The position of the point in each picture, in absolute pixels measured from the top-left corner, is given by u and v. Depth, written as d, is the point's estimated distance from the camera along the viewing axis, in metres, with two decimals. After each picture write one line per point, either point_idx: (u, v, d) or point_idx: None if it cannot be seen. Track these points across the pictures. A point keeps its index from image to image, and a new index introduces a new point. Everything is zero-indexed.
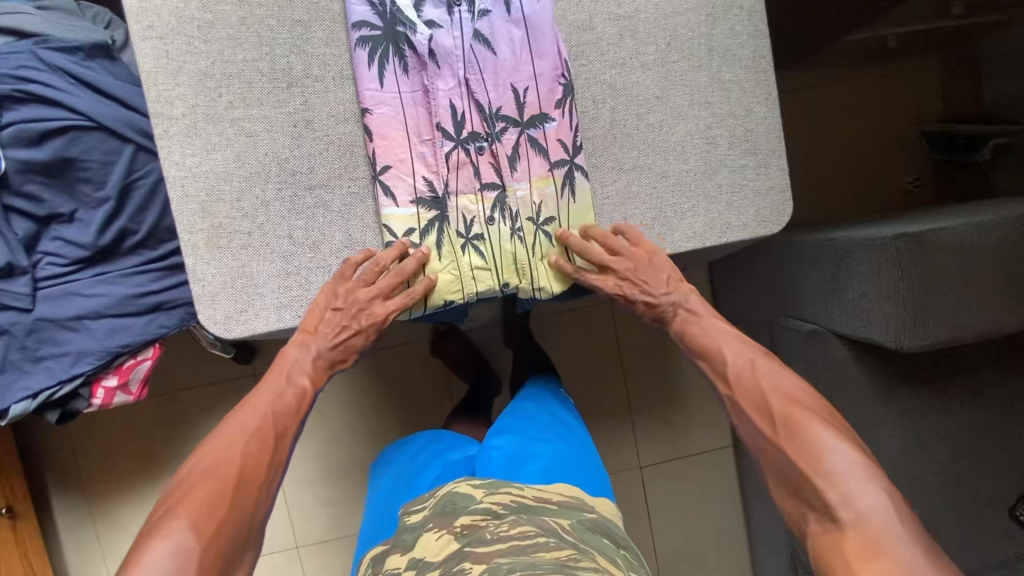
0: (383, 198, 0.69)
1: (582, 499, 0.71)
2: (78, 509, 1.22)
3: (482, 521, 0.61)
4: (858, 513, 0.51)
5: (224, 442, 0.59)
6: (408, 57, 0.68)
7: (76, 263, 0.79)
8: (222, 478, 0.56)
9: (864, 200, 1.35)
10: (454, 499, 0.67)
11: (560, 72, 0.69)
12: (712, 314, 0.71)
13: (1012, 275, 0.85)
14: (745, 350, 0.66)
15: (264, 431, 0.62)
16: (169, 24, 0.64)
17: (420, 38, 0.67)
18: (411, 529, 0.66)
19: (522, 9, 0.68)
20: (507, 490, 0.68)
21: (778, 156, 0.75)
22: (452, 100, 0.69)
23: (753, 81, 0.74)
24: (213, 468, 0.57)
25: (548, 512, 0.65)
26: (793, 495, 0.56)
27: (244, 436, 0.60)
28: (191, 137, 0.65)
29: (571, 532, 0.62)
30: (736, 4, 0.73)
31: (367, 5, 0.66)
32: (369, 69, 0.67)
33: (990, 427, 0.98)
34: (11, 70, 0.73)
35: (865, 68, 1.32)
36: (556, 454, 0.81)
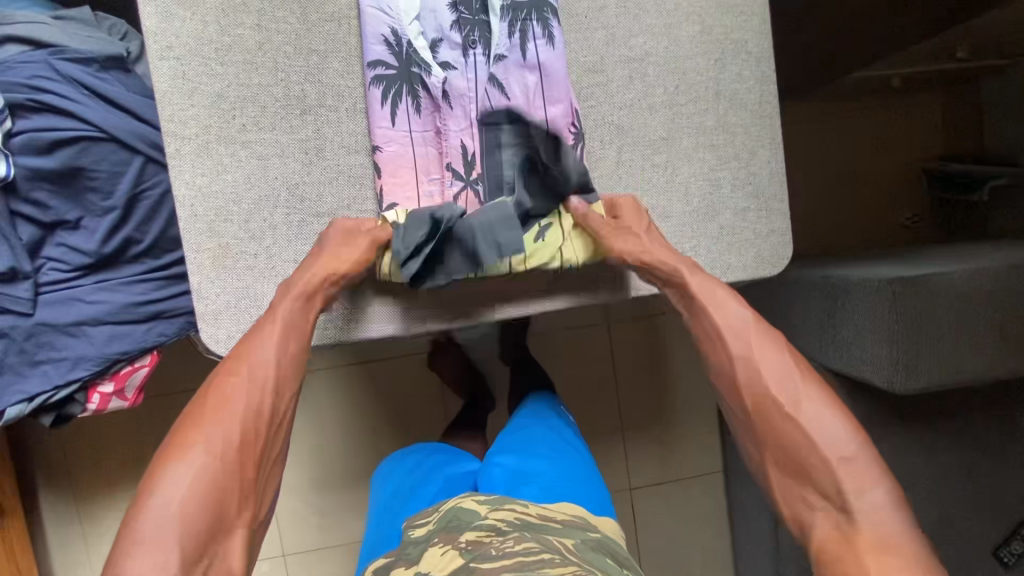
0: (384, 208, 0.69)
1: (586, 519, 0.70)
2: (64, 509, 1.22)
3: (487, 538, 0.60)
4: (870, 504, 0.50)
5: (210, 437, 0.51)
6: (421, 98, 0.70)
7: (79, 270, 0.80)
8: (218, 482, 0.49)
9: (863, 233, 1.36)
10: (457, 514, 0.67)
11: (572, 120, 0.71)
12: (712, 287, 0.64)
13: (1006, 324, 0.86)
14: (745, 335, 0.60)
15: (255, 414, 0.54)
16: (187, 45, 0.65)
17: (434, 80, 0.70)
18: (414, 543, 0.66)
19: (538, 56, 0.69)
20: (512, 507, 0.67)
21: (780, 201, 0.76)
22: (463, 140, 0.71)
23: (758, 125, 0.75)
24: (206, 471, 0.49)
25: (552, 531, 0.63)
26: (797, 480, 0.53)
27: (237, 404, 0.53)
28: (203, 157, 0.66)
29: (575, 552, 0.60)
30: (744, 50, 0.74)
31: (384, 45, 0.68)
32: (382, 108, 0.69)
33: (977, 470, 0.99)
34: (25, 80, 0.73)
35: (868, 105, 1.35)
36: (559, 472, 0.81)
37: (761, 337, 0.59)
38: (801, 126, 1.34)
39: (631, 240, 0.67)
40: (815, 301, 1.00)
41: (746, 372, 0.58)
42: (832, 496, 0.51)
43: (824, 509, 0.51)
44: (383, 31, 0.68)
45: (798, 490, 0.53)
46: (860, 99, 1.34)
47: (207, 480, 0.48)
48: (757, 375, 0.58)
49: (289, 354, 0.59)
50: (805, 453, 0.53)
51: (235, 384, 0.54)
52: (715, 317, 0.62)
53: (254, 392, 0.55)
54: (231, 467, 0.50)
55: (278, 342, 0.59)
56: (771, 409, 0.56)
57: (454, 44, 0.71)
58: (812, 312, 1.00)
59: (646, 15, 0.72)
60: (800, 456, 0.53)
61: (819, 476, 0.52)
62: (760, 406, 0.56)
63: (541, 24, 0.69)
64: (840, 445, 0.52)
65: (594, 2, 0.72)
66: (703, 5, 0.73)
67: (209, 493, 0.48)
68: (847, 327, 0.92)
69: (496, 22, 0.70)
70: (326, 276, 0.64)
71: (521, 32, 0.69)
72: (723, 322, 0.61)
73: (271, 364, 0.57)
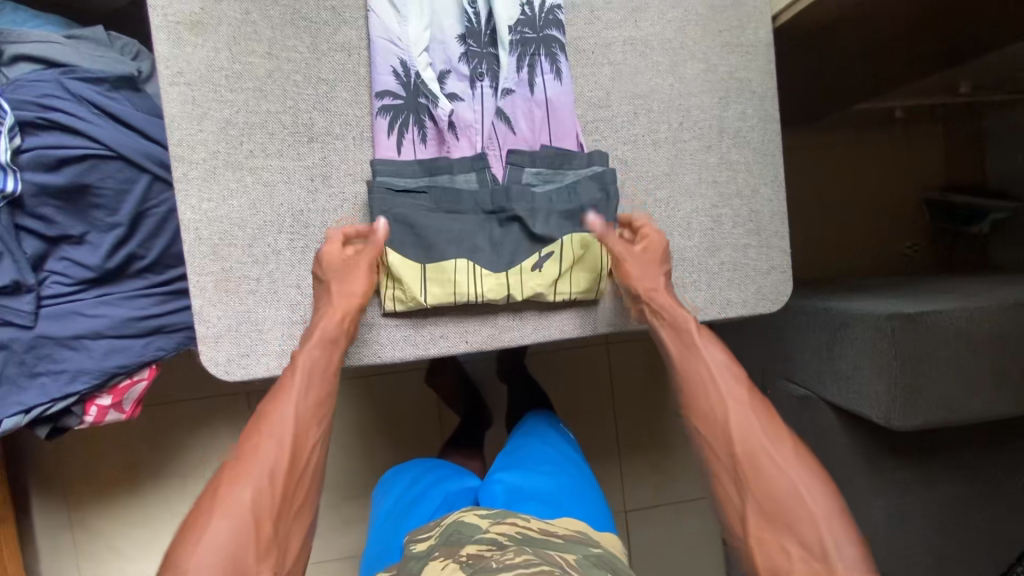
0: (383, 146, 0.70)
1: (588, 535, 0.70)
2: (54, 517, 1.21)
3: (487, 552, 0.60)
4: (840, 556, 0.56)
5: (233, 499, 0.56)
6: (427, 128, 0.72)
7: (82, 283, 0.80)
8: (237, 541, 0.54)
9: (864, 261, 1.37)
10: (459, 529, 0.67)
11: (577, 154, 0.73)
12: (711, 342, 0.70)
13: (1006, 363, 0.86)
14: (736, 388, 0.66)
15: (274, 472, 0.59)
16: (198, 71, 0.66)
17: (442, 112, 0.71)
18: (416, 556, 0.65)
19: (545, 90, 0.72)
20: (513, 521, 0.68)
21: (781, 238, 0.76)
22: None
23: (761, 163, 0.75)
24: (228, 534, 0.54)
25: (554, 546, 0.63)
26: (777, 529, 0.59)
27: (263, 455, 0.60)
28: (210, 182, 0.66)
29: (577, 569, 0.60)
30: (749, 89, 0.75)
31: (392, 76, 0.69)
32: (388, 138, 0.70)
33: (975, 506, 0.98)
34: (36, 98, 0.74)
35: (872, 134, 1.35)
36: (560, 490, 0.80)
37: (751, 394, 0.66)
38: (804, 153, 1.35)
39: (650, 271, 0.70)
40: (814, 333, 1.00)
41: (741, 425, 0.64)
42: (809, 545, 0.58)
43: (802, 559, 0.58)
44: (392, 62, 0.69)
45: (778, 539, 0.59)
46: (863, 129, 1.35)
47: (229, 541, 0.54)
48: (749, 428, 0.64)
49: (308, 409, 0.64)
50: (788, 503, 0.60)
51: (266, 440, 0.61)
52: (709, 366, 0.68)
53: (272, 451, 0.60)
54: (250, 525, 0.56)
55: (297, 395, 0.64)
56: (759, 461, 0.62)
57: (462, 76, 0.73)
58: (811, 344, 1.01)
59: (653, 52, 0.73)
60: (782, 506, 0.60)
61: (798, 526, 0.59)
62: (748, 453, 0.63)
63: (548, 60, 0.71)
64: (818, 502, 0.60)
65: (602, 38, 0.72)
66: (708, 45, 0.74)
67: (228, 554, 0.54)
68: (846, 360, 0.93)
69: (504, 55, 0.71)
70: (343, 321, 0.66)
71: (529, 66, 0.71)
72: (714, 370, 0.68)
73: (291, 420, 0.62)
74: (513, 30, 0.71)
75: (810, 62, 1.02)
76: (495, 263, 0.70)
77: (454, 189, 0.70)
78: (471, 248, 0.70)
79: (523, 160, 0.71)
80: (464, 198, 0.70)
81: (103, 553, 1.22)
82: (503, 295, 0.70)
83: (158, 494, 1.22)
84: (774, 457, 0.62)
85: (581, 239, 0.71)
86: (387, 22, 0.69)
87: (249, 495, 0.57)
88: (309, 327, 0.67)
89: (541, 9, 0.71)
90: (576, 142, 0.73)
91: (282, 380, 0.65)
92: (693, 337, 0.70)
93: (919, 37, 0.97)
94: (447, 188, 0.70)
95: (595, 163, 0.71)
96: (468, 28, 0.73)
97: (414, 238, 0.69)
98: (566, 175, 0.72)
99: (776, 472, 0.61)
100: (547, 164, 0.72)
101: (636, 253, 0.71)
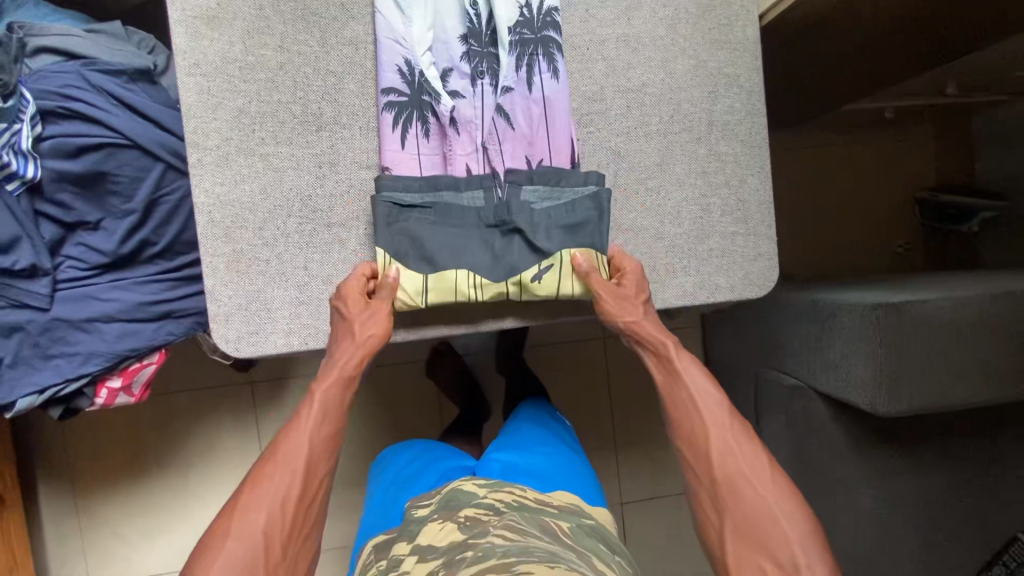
0: (387, 144, 0.73)
1: (580, 506, 0.73)
2: (60, 503, 1.24)
3: (485, 516, 0.63)
4: None
5: (244, 526, 0.59)
6: (430, 123, 0.75)
7: (97, 268, 0.83)
8: (248, 563, 0.57)
9: (856, 259, 1.40)
10: (458, 495, 0.70)
11: (573, 151, 0.75)
12: (698, 368, 0.71)
13: (987, 351, 0.89)
14: (718, 413, 0.68)
15: (287, 499, 0.61)
16: (213, 63, 0.69)
17: (444, 108, 0.74)
18: (417, 520, 0.68)
19: (542, 89, 0.74)
20: (510, 490, 0.71)
21: (768, 226, 0.79)
22: (469, 164, 0.75)
23: (748, 154, 0.79)
24: (240, 558, 0.57)
25: (549, 514, 0.66)
26: (754, 552, 0.60)
27: (275, 483, 0.62)
28: (223, 168, 0.70)
29: (569, 536, 0.63)
30: (736, 83, 0.78)
31: (397, 74, 0.73)
32: (393, 132, 0.73)
33: (961, 493, 1.01)
34: (57, 88, 0.77)
35: (862, 134, 1.39)
36: (554, 467, 0.83)
37: (732, 419, 0.67)
38: (796, 153, 1.38)
39: (629, 307, 0.73)
40: (804, 324, 1.03)
41: (720, 449, 0.66)
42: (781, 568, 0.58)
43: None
44: (397, 61, 0.73)
45: (753, 560, 0.60)
46: (854, 129, 1.38)
47: (239, 564, 0.57)
48: (728, 452, 0.65)
49: (321, 441, 0.66)
50: (765, 525, 0.61)
51: (279, 467, 0.63)
52: (692, 392, 0.70)
53: (286, 479, 0.62)
54: (259, 549, 0.58)
55: (311, 429, 0.66)
56: (737, 484, 0.63)
57: (464, 74, 0.76)
58: (801, 335, 1.04)
59: (645, 48, 0.77)
60: (758, 527, 0.61)
61: (771, 545, 0.60)
62: (726, 477, 0.64)
63: (546, 59, 0.74)
64: (795, 527, 0.60)
65: (596, 35, 0.76)
66: (698, 41, 0.77)
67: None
68: (834, 349, 0.96)
69: (504, 55, 0.74)
70: (360, 360, 0.70)
71: (527, 65, 0.74)
72: (697, 396, 0.69)
73: (304, 451, 0.64)
74: (513, 31, 0.74)
75: (799, 62, 1.06)
76: (495, 272, 0.73)
77: (457, 205, 0.74)
78: (471, 261, 0.73)
79: (520, 178, 0.74)
80: (467, 215, 0.74)
81: (108, 539, 1.24)
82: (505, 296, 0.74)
83: (162, 481, 1.25)
84: (752, 480, 0.63)
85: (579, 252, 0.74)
86: (393, 22, 0.72)
87: (262, 520, 0.59)
88: (328, 361, 0.70)
89: (539, 11, 0.74)
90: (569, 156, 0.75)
91: (298, 412, 0.68)
92: (674, 364, 0.72)
93: (903, 39, 1.01)
94: (451, 204, 0.73)
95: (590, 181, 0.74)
96: (470, 29, 0.76)
97: (417, 250, 0.72)
98: (562, 192, 0.75)
99: (752, 495, 0.62)
100: (545, 181, 0.74)
101: (615, 288, 0.73)
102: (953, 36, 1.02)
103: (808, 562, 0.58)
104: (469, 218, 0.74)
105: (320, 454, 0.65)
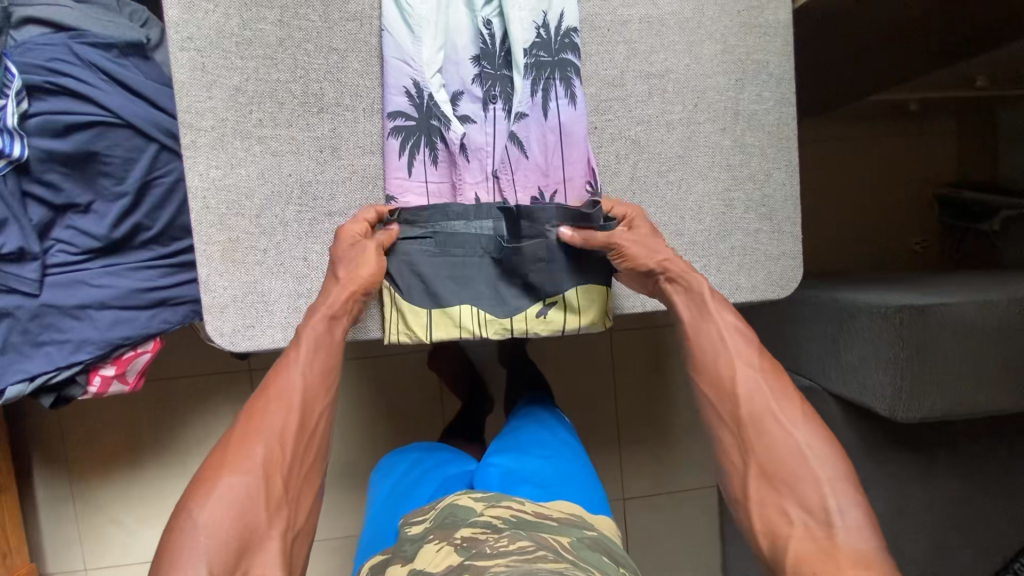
0: (394, 167, 0.69)
1: (582, 518, 0.70)
2: (57, 488, 1.22)
3: (482, 535, 0.60)
4: (845, 524, 0.52)
5: (244, 459, 0.54)
6: (439, 150, 0.71)
7: (87, 253, 0.80)
8: (248, 495, 0.52)
9: (872, 255, 1.35)
10: (454, 511, 0.67)
11: (589, 179, 0.71)
12: (724, 306, 0.66)
13: (1014, 357, 0.86)
14: (747, 350, 0.63)
15: (282, 433, 0.57)
16: (208, 37, 0.65)
17: (454, 135, 0.69)
18: (412, 540, 0.65)
19: (558, 115, 0.70)
20: (507, 504, 0.68)
21: (793, 223, 0.76)
22: (478, 193, 0.71)
23: (775, 147, 0.75)
24: (239, 490, 0.52)
25: (549, 529, 0.63)
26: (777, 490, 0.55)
27: (273, 418, 0.57)
28: (218, 150, 0.66)
29: (570, 550, 0.60)
30: (765, 71, 0.74)
31: (405, 97, 0.68)
32: (399, 159, 0.69)
33: (975, 501, 0.98)
34: (44, 62, 0.73)
35: (883, 126, 1.34)
36: (556, 474, 0.80)
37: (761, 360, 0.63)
38: (814, 145, 1.33)
39: (651, 245, 0.68)
40: (821, 324, 0.99)
41: (748, 387, 0.61)
42: (814, 509, 0.53)
43: (803, 522, 0.53)
44: (405, 83, 0.68)
45: (777, 503, 0.55)
46: (875, 122, 1.34)
47: (239, 496, 0.52)
48: (756, 391, 0.60)
49: (317, 376, 0.62)
50: (791, 466, 0.56)
51: (275, 404, 0.58)
52: (720, 329, 0.65)
53: (282, 413, 0.58)
54: (262, 479, 0.53)
55: (306, 363, 0.62)
56: (763, 420, 0.59)
57: (475, 98, 0.72)
58: (817, 335, 1.00)
59: (669, 31, 0.72)
60: (786, 468, 0.56)
61: (799, 484, 0.54)
62: (752, 416, 0.59)
63: (563, 84, 0.70)
64: (827, 465, 0.55)
65: (618, 16, 0.71)
66: (726, 25, 0.73)
67: (239, 507, 0.51)
68: (851, 351, 0.92)
69: (519, 80, 0.70)
70: (352, 299, 0.65)
71: (543, 90, 0.70)
72: (723, 334, 0.64)
73: (300, 385, 0.60)
74: (528, 53, 0.70)
75: (828, 49, 1.00)
76: (502, 307, 0.71)
77: (462, 235, 0.69)
78: (476, 295, 0.70)
79: (524, 211, 0.69)
80: (471, 242, 0.70)
81: (105, 525, 1.23)
82: (509, 333, 0.71)
83: (159, 469, 1.23)
84: (778, 417, 0.58)
85: (585, 288, 0.72)
86: (401, 41, 0.68)
87: (260, 453, 0.55)
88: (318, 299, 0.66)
89: (557, 31, 0.70)
90: (587, 185, 0.72)
91: (285, 351, 0.63)
92: (707, 303, 0.66)
93: (935, 29, 0.95)
94: (458, 232, 0.69)
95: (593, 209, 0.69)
96: (483, 50, 0.71)
97: (420, 282, 0.69)
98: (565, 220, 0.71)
99: (779, 432, 0.57)
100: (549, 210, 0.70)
101: (646, 233, 0.68)
102: (991, 26, 0.97)
103: (840, 504, 0.53)
104: (478, 250, 0.70)
105: (315, 387, 0.61)
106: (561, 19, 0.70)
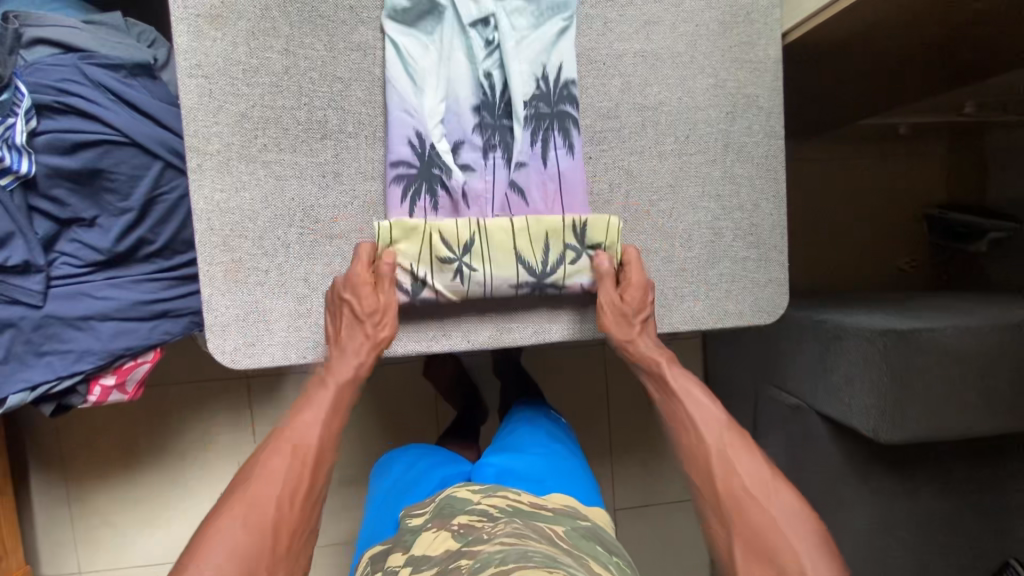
0: (393, 190, 0.71)
1: (577, 509, 0.71)
2: (52, 492, 1.23)
3: (478, 523, 0.62)
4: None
5: (248, 508, 0.55)
6: (440, 198, 0.73)
7: (91, 265, 0.81)
8: (250, 550, 0.53)
9: (862, 274, 1.37)
10: (451, 502, 0.68)
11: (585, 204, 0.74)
12: (694, 384, 0.71)
13: (993, 382, 0.88)
14: (722, 425, 0.67)
15: (295, 490, 0.58)
16: (216, 64, 0.67)
17: (455, 183, 0.72)
18: (411, 530, 0.67)
19: (557, 164, 0.73)
20: (503, 495, 0.69)
21: (780, 252, 0.78)
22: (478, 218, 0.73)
23: (763, 178, 0.77)
24: (244, 540, 0.53)
25: (544, 518, 0.65)
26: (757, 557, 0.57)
27: (281, 467, 0.59)
28: (223, 173, 0.68)
29: (565, 538, 0.61)
30: (756, 104, 0.76)
31: (408, 146, 0.71)
32: (401, 206, 0.71)
33: (958, 519, 1.00)
34: (54, 82, 0.76)
35: (874, 149, 1.37)
36: (550, 469, 0.82)
37: (731, 432, 0.66)
38: (807, 167, 1.36)
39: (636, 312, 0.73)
40: (809, 345, 1.01)
41: (723, 462, 0.63)
42: None
43: None
44: (408, 133, 0.71)
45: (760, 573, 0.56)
46: (867, 144, 1.36)
47: (242, 549, 0.53)
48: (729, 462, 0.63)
49: (327, 434, 0.65)
50: (767, 534, 0.58)
51: (280, 457, 0.60)
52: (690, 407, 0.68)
53: (293, 471, 0.60)
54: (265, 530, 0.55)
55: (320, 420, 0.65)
56: (741, 497, 0.60)
57: (476, 146, 0.74)
58: (805, 354, 1.03)
59: (663, 65, 0.75)
60: (766, 540, 0.57)
61: (780, 555, 0.56)
62: (733, 489, 0.61)
63: (562, 134, 0.73)
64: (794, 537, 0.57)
65: (613, 49, 0.74)
66: (717, 60, 0.75)
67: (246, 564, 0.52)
68: (838, 372, 0.95)
69: (519, 130, 0.72)
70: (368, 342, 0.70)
71: (542, 141, 0.73)
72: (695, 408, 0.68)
73: (311, 441, 0.62)
74: (529, 105, 0.72)
75: (820, 79, 1.03)
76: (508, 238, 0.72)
77: (494, 247, 0.71)
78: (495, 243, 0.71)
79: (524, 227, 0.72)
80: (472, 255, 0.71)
81: (100, 528, 1.24)
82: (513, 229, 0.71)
83: (155, 474, 1.24)
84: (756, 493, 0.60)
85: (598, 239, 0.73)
86: (405, 93, 0.71)
87: (268, 510, 0.56)
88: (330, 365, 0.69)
89: (556, 83, 0.72)
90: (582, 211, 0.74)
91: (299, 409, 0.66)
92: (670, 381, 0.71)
93: (922, 62, 0.99)
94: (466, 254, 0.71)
95: (587, 241, 0.74)
96: (483, 100, 0.73)
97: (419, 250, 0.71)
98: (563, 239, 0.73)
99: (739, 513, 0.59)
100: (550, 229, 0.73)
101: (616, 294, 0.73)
102: (982, 60, 1.00)
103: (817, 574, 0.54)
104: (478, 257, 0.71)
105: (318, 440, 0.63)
106: (559, 52, 0.72)
